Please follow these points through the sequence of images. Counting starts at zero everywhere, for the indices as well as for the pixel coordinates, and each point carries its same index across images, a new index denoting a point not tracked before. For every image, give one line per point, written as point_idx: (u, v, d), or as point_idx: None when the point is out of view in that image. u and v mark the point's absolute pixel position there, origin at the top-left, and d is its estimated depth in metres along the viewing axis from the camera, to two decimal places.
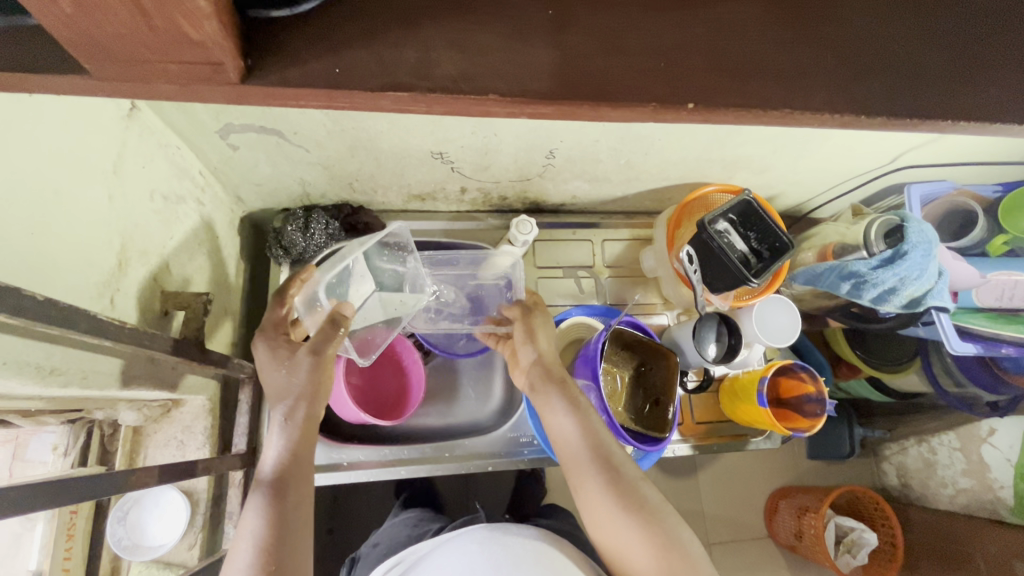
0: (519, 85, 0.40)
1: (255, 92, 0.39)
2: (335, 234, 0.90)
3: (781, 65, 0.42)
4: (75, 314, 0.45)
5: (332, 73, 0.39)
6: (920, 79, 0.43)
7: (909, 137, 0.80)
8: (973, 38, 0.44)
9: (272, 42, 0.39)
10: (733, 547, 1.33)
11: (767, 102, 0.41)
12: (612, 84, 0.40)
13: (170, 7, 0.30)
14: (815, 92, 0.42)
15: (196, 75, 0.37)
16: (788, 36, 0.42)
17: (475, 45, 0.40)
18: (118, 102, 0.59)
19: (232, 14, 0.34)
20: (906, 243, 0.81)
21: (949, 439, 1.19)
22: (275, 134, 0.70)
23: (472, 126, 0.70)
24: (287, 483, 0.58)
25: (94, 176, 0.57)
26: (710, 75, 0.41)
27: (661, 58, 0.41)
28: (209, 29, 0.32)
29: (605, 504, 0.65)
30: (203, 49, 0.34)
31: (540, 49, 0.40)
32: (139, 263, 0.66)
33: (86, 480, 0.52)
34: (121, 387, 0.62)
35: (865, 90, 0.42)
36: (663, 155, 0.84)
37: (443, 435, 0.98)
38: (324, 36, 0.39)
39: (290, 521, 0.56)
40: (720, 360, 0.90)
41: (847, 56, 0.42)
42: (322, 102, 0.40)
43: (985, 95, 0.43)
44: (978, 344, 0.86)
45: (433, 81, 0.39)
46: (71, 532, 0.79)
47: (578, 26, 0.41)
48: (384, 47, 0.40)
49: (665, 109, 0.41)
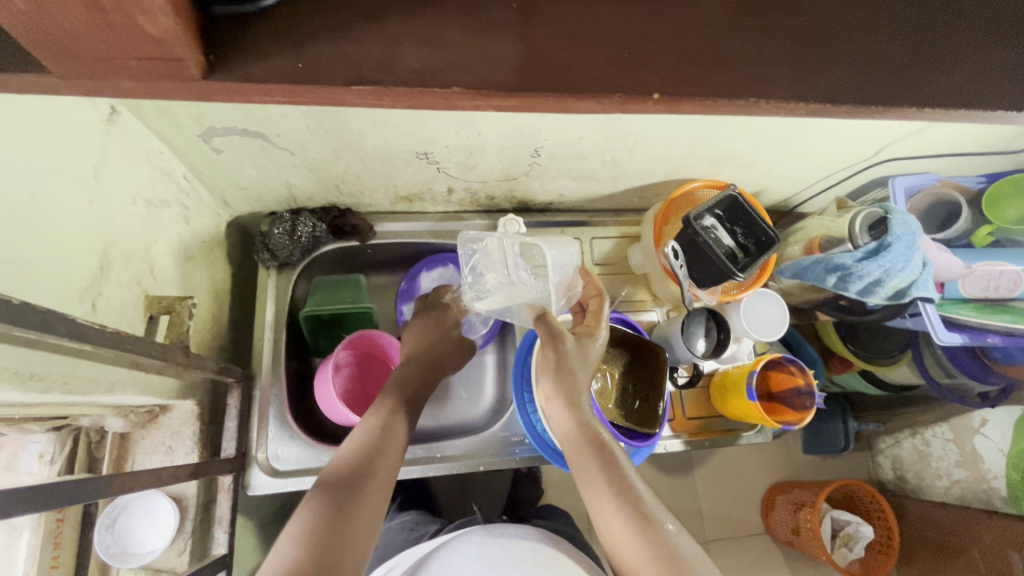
0: (481, 79, 0.40)
1: (218, 88, 0.39)
2: (322, 235, 0.91)
3: (742, 54, 0.42)
4: (55, 319, 0.45)
5: (295, 68, 0.39)
6: (884, 66, 0.43)
7: (892, 128, 0.80)
8: (928, 29, 0.44)
9: (233, 40, 0.39)
10: (729, 544, 1.33)
11: (732, 91, 0.41)
12: (576, 76, 0.41)
13: (124, 2, 0.30)
14: (779, 82, 0.42)
15: (157, 71, 0.37)
16: (749, 26, 0.43)
17: (441, 41, 0.40)
18: (97, 106, 0.58)
19: (191, 11, 0.35)
20: (889, 235, 0.82)
21: (942, 431, 1.19)
22: (258, 136, 0.70)
23: (456, 125, 0.70)
24: (352, 490, 0.62)
25: (73, 180, 0.57)
26: (673, 66, 0.41)
27: (626, 49, 0.41)
28: (165, 24, 0.32)
29: (623, 529, 0.64)
30: (163, 45, 0.34)
31: (503, 43, 0.40)
32: (121, 268, 0.65)
33: (68, 485, 0.51)
34: (103, 391, 0.61)
35: (830, 79, 0.43)
36: (647, 151, 0.84)
37: (431, 438, 0.97)
38: (287, 33, 0.39)
39: (352, 520, 0.59)
40: (709, 356, 0.90)
41: (809, 47, 0.43)
42: (287, 98, 0.40)
43: (946, 82, 0.43)
44: (965, 334, 0.86)
45: (394, 75, 0.39)
46: (58, 541, 0.78)
47: (541, 18, 0.41)
48: (348, 43, 0.40)
49: (630, 100, 0.41)
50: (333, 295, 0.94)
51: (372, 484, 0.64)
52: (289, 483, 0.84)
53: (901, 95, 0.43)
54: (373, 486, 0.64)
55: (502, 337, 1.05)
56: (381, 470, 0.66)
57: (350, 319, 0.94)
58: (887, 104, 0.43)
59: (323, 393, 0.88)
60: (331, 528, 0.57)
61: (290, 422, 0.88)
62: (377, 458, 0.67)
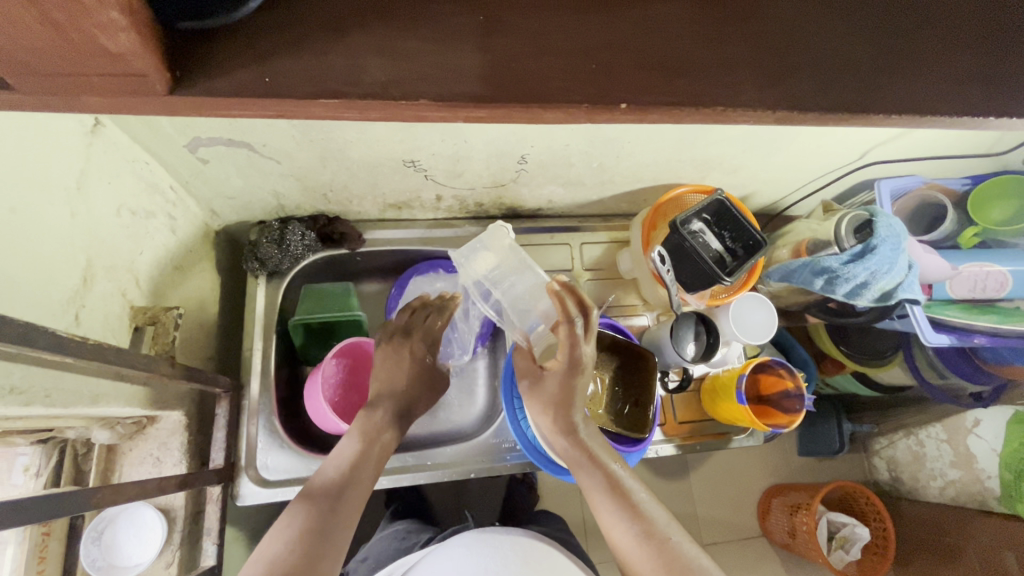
0: (449, 91, 0.40)
1: (185, 103, 0.39)
2: (312, 244, 0.92)
3: (704, 63, 0.43)
4: (34, 332, 0.45)
5: (262, 82, 0.39)
6: (847, 73, 0.44)
7: (876, 133, 0.81)
8: (892, 33, 0.45)
9: (200, 55, 0.39)
10: (724, 548, 1.33)
11: (698, 100, 0.42)
12: (544, 86, 0.41)
13: (82, 21, 0.30)
14: (743, 89, 0.43)
15: (123, 87, 0.37)
16: (711, 34, 0.43)
17: (410, 52, 0.41)
18: (80, 118, 0.59)
19: (154, 26, 0.35)
20: (875, 238, 0.82)
21: (936, 432, 1.19)
22: (244, 146, 0.70)
23: (441, 133, 0.70)
24: (337, 493, 0.65)
25: (56, 193, 0.57)
26: (638, 73, 0.42)
27: (590, 58, 0.42)
28: (126, 41, 0.33)
29: (627, 535, 0.67)
30: (123, 62, 0.34)
31: (470, 54, 0.41)
32: (106, 279, 0.65)
33: (50, 497, 0.51)
34: (88, 403, 0.61)
35: (793, 87, 0.43)
36: (634, 157, 0.85)
37: (423, 445, 0.96)
38: (253, 45, 0.40)
39: (332, 521, 0.62)
40: (699, 359, 0.91)
41: (771, 54, 0.44)
42: (254, 111, 0.41)
43: (905, 88, 0.44)
44: (951, 335, 0.86)
45: (363, 88, 0.40)
46: (43, 554, 0.77)
47: (507, 29, 0.41)
48: (313, 56, 0.40)
49: (597, 109, 0.42)
50: (323, 303, 0.94)
51: (356, 490, 0.67)
52: (278, 493, 0.84)
53: (868, 101, 0.44)
54: (357, 488, 0.67)
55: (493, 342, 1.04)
56: (365, 474, 0.69)
57: (340, 327, 0.94)
58: (851, 112, 0.43)
59: (313, 403, 0.88)
60: (311, 530, 0.60)
61: (280, 432, 0.88)
62: (365, 461, 0.70)
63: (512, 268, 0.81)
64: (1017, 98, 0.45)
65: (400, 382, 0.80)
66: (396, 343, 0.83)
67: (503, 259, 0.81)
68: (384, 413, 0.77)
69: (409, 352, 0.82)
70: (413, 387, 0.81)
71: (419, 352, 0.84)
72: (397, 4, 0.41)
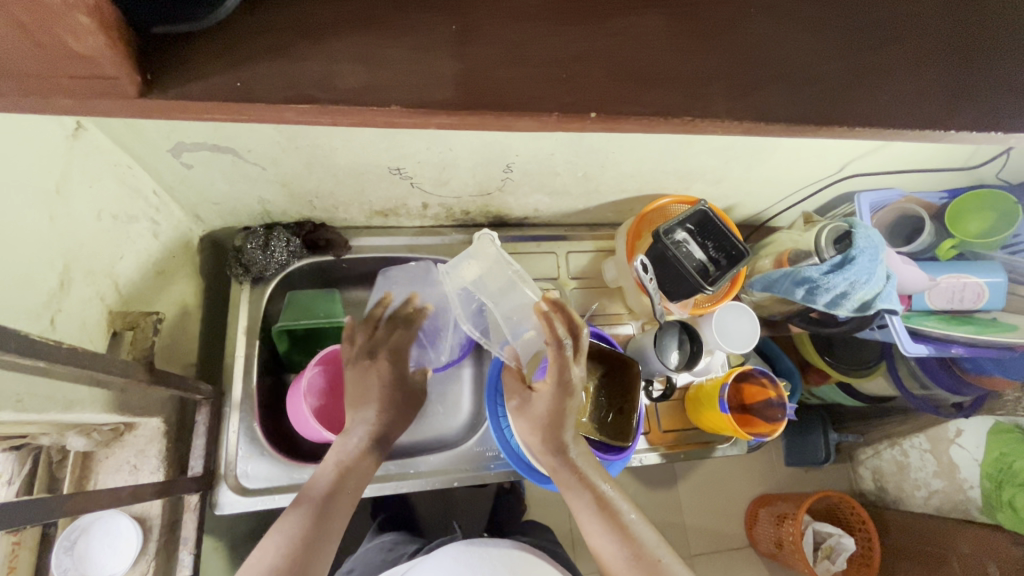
0: (426, 98, 0.41)
1: (158, 107, 0.39)
2: (296, 251, 0.92)
3: (675, 74, 0.44)
4: (5, 335, 0.44)
5: (235, 87, 0.40)
6: (814, 86, 0.45)
7: (853, 147, 0.83)
8: (859, 46, 0.46)
9: (174, 60, 0.39)
10: (711, 558, 1.33)
11: (669, 110, 0.43)
12: (522, 96, 0.42)
13: (51, 23, 0.31)
14: (714, 101, 0.44)
15: (94, 90, 0.37)
16: (684, 47, 0.44)
17: (389, 61, 0.41)
18: (61, 121, 0.58)
19: (125, 30, 0.35)
20: (854, 249, 0.84)
21: (919, 441, 1.21)
22: (228, 152, 0.70)
23: (427, 142, 0.71)
24: (326, 513, 0.66)
25: (34, 197, 0.56)
26: (611, 84, 0.43)
27: (564, 69, 0.42)
28: (95, 44, 0.33)
29: (617, 557, 0.68)
30: (94, 64, 0.35)
31: (445, 62, 0.41)
32: (83, 282, 0.65)
33: (20, 503, 0.50)
34: (60, 409, 0.60)
35: (762, 98, 0.45)
36: (618, 167, 0.86)
37: (407, 453, 0.96)
38: (229, 51, 0.40)
39: (320, 540, 0.64)
40: (683, 367, 0.91)
41: (745, 65, 0.45)
42: (229, 116, 0.41)
43: (873, 99, 0.45)
44: (931, 345, 0.86)
45: (337, 94, 0.41)
46: (13, 564, 0.75)
47: (482, 37, 0.42)
48: (289, 62, 0.40)
49: (570, 117, 0.42)
50: (308, 309, 0.93)
51: (337, 512, 0.68)
52: (258, 502, 0.83)
53: (837, 113, 0.45)
54: (338, 511, 0.68)
55: (479, 348, 1.04)
56: (343, 496, 0.70)
57: (324, 334, 0.94)
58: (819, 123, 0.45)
59: (297, 410, 0.87)
60: (301, 549, 0.62)
61: (261, 438, 0.87)
62: (346, 481, 0.71)
63: (496, 283, 0.81)
64: (984, 110, 0.46)
65: (374, 406, 0.78)
66: (362, 366, 0.80)
67: (484, 275, 0.81)
68: (366, 433, 0.76)
69: (376, 375, 0.79)
70: (395, 398, 0.80)
71: (386, 372, 0.80)
72: (378, 15, 0.42)
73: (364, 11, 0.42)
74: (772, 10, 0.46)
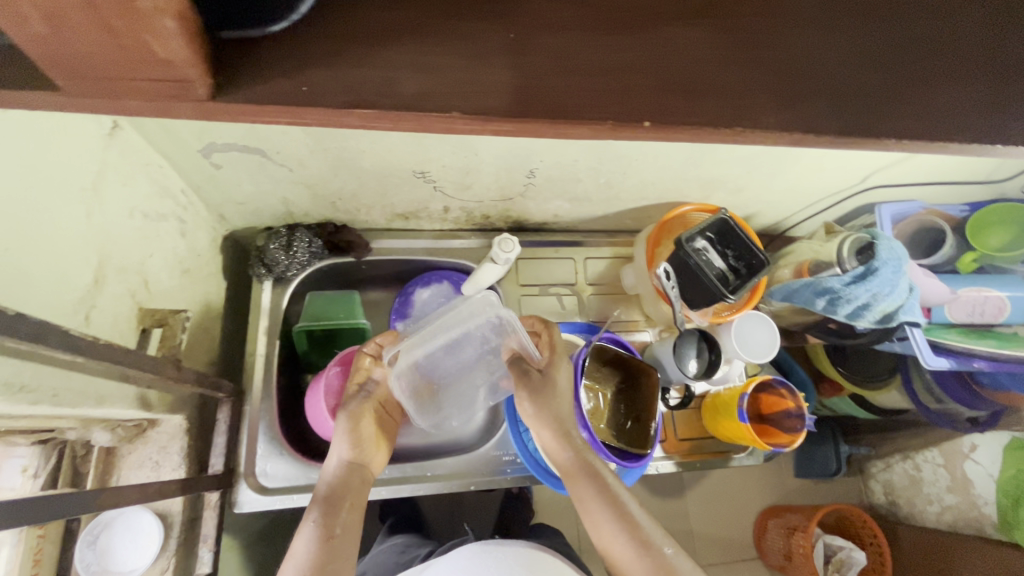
0: (474, 104, 0.41)
1: (222, 110, 0.40)
2: (318, 251, 0.92)
3: (719, 84, 0.44)
4: (47, 330, 0.44)
5: (298, 91, 0.41)
6: (856, 98, 0.45)
7: (876, 158, 0.83)
8: (899, 61, 0.46)
9: (235, 65, 0.40)
10: (721, 569, 1.32)
11: (716, 120, 0.43)
12: (568, 104, 0.42)
13: (138, 26, 0.31)
14: (760, 112, 0.44)
15: (163, 92, 0.38)
16: (728, 59, 0.44)
17: (433, 67, 0.42)
18: (99, 120, 0.59)
19: (201, 33, 0.36)
20: (877, 260, 0.83)
21: (933, 455, 1.20)
22: (258, 153, 0.71)
23: (453, 146, 0.72)
24: (338, 507, 0.66)
25: (72, 194, 0.57)
26: (658, 94, 0.43)
27: (609, 77, 0.43)
28: (176, 47, 0.34)
29: (626, 549, 0.67)
30: (170, 67, 0.35)
31: (493, 69, 0.42)
32: (116, 280, 0.65)
33: (52, 497, 0.51)
34: (92, 405, 0.61)
35: (810, 110, 0.45)
36: (641, 174, 0.86)
37: (425, 455, 0.96)
38: (290, 56, 0.41)
39: (340, 539, 0.63)
40: (701, 376, 0.91)
41: (787, 77, 0.45)
42: (289, 120, 0.41)
43: (914, 114, 0.45)
44: (953, 359, 0.86)
45: (391, 98, 0.41)
46: (38, 558, 0.73)
47: (527, 45, 0.43)
48: (346, 65, 0.41)
49: (621, 127, 0.42)
50: (327, 311, 0.94)
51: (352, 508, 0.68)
52: (277, 501, 0.83)
53: (880, 127, 0.45)
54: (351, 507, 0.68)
55: None
56: (352, 493, 0.69)
57: (343, 335, 0.94)
58: (861, 135, 0.44)
59: (315, 409, 0.88)
60: (326, 547, 0.62)
61: (280, 438, 0.87)
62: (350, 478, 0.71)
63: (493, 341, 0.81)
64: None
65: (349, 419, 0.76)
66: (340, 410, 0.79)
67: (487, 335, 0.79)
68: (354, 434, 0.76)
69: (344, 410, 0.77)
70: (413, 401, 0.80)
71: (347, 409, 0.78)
72: (423, 22, 0.43)
73: (413, 18, 0.43)
74: (814, 24, 0.47)
